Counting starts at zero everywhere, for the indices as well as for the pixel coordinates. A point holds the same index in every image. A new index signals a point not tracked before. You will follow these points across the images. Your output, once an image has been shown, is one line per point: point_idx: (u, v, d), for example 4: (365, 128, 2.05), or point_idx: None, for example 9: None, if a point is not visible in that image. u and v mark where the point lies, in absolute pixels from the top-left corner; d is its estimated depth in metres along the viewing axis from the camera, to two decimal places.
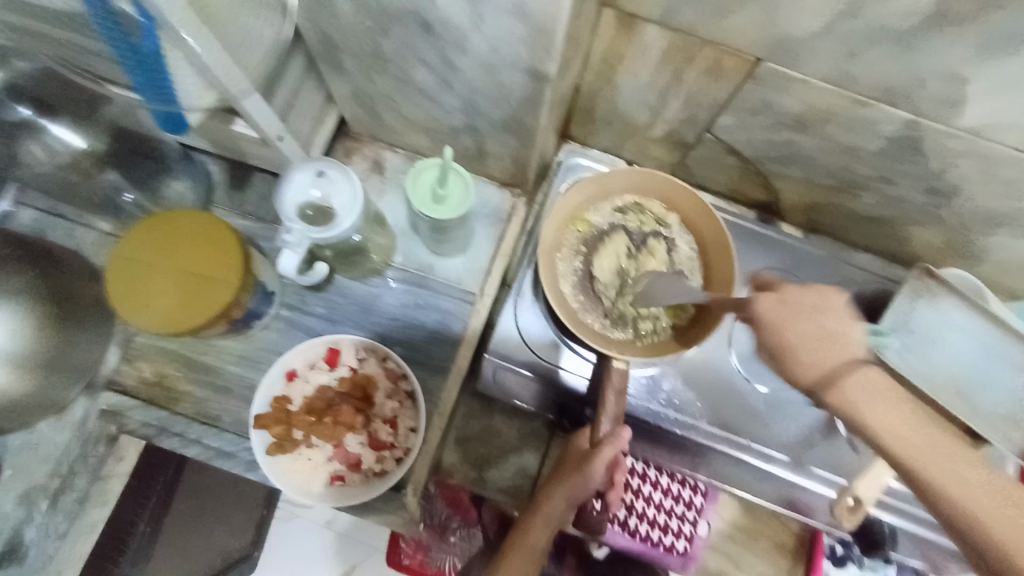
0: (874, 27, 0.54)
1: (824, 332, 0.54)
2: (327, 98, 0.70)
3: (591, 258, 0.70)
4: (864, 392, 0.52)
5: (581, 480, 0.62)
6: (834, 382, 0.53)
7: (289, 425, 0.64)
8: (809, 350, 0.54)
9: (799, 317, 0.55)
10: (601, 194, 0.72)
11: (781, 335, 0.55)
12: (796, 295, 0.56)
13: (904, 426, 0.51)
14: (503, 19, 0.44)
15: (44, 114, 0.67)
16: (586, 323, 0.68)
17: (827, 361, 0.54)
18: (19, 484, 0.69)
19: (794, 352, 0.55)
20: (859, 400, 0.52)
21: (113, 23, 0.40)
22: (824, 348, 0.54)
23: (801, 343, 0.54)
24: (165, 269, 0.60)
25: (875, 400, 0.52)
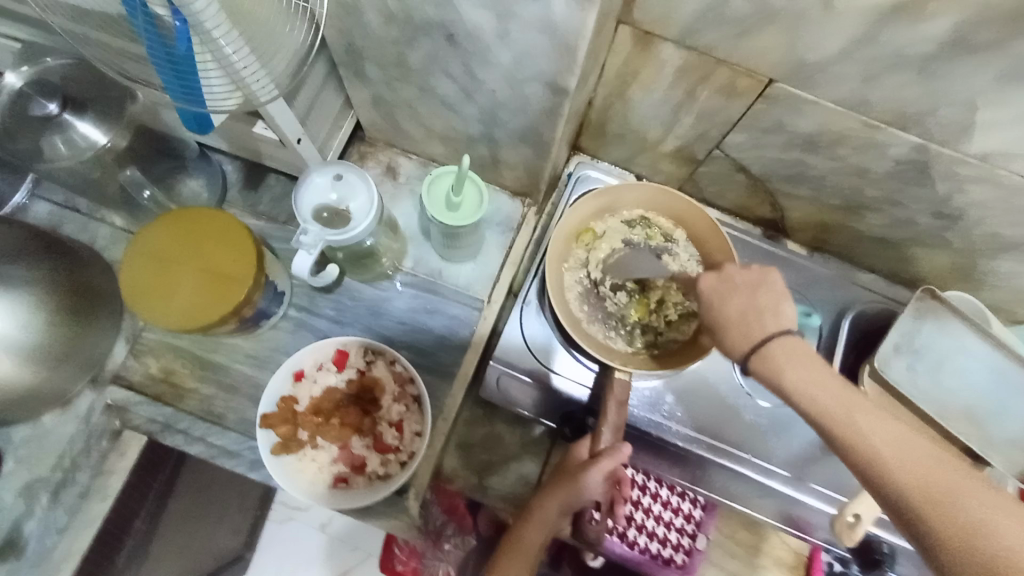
0: (888, 53, 0.56)
1: (759, 306, 0.53)
2: (346, 102, 0.71)
3: (597, 269, 0.71)
4: (794, 364, 0.50)
5: (575, 489, 0.61)
6: (764, 355, 0.51)
7: (296, 424, 0.64)
8: (742, 323, 0.53)
9: (736, 293, 0.54)
10: (608, 206, 0.72)
11: (721, 309, 0.54)
12: (735, 271, 0.56)
13: (838, 400, 0.47)
14: (529, 33, 0.45)
15: (70, 109, 0.65)
16: (590, 334, 0.69)
17: (760, 334, 0.52)
18: (23, 475, 0.70)
19: (731, 325, 0.53)
20: (791, 374, 0.49)
21: (151, 28, 0.41)
22: (758, 321, 0.52)
23: (736, 318, 0.53)
24: (179, 265, 0.60)
25: (807, 376, 0.49)
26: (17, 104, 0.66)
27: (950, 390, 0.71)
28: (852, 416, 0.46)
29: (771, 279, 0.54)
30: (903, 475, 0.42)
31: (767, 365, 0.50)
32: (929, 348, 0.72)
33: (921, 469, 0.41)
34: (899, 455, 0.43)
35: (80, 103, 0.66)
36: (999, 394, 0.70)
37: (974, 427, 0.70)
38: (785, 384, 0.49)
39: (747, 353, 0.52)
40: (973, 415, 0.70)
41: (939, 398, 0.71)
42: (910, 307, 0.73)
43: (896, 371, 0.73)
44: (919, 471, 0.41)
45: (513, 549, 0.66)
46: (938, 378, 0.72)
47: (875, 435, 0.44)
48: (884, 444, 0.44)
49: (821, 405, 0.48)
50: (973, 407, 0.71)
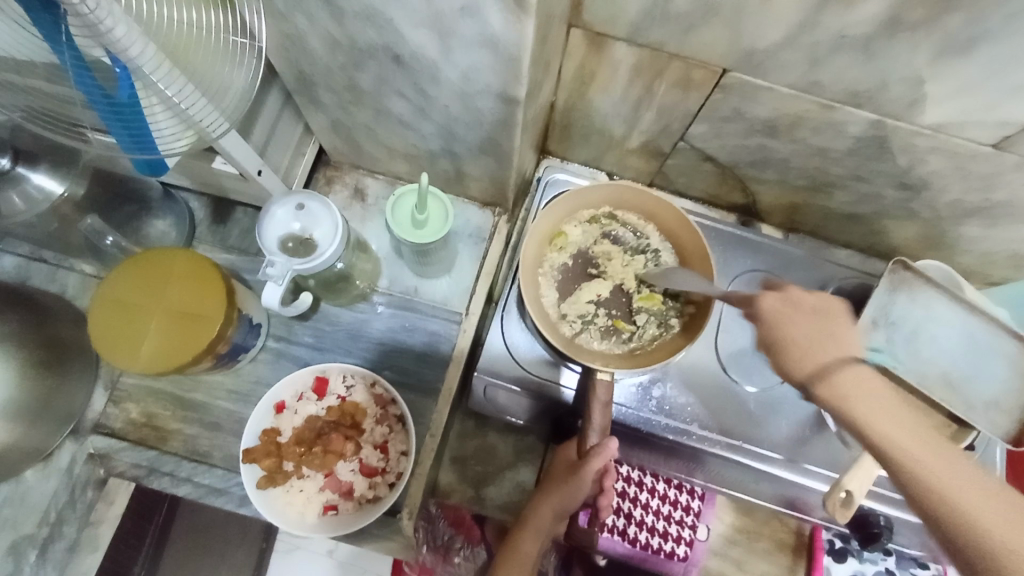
0: (832, 36, 0.56)
1: (829, 333, 0.51)
2: (305, 129, 0.71)
3: (573, 273, 0.72)
4: (867, 394, 0.47)
5: (570, 490, 0.63)
6: (832, 383, 0.48)
7: (279, 457, 0.63)
8: (808, 348, 0.50)
9: (802, 316, 0.52)
10: (577, 208, 0.72)
11: (787, 332, 0.51)
12: (802, 294, 0.53)
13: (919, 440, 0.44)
14: (472, 49, 0.46)
15: (21, 162, 0.67)
16: (570, 337, 0.69)
17: (830, 360, 0.49)
18: (7, 535, 0.68)
19: (792, 348, 0.51)
20: (863, 404, 0.47)
21: (89, 76, 0.40)
22: (827, 346, 0.50)
23: (802, 342, 0.50)
24: (148, 309, 0.60)
25: (881, 407, 0.46)
26: None
27: (928, 360, 0.72)
28: (926, 454, 0.43)
29: (837, 312, 0.52)
30: (968, 508, 0.40)
31: (834, 392, 0.48)
32: (905, 319, 0.73)
33: (981, 496, 0.40)
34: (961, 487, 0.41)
35: (31, 155, 0.68)
36: (983, 360, 0.70)
37: (954, 394, 0.71)
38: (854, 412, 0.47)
39: (813, 377, 0.49)
40: (954, 382, 0.71)
41: (918, 369, 0.72)
42: (884, 280, 0.74)
43: (877, 346, 0.73)
44: (978, 504, 0.40)
45: (508, 562, 0.64)
46: (915, 350, 0.72)
47: (947, 476, 0.41)
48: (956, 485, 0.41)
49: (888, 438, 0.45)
50: (953, 371, 0.72)
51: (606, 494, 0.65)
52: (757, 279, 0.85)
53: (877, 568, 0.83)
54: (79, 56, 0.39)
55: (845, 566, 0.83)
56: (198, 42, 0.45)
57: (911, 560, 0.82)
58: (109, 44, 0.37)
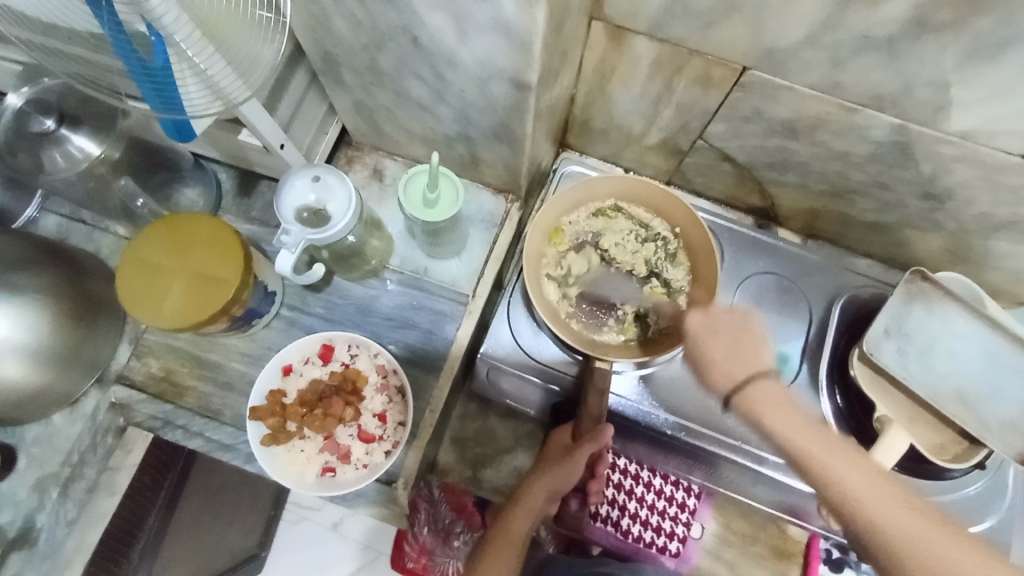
0: (855, 36, 0.56)
1: (737, 348, 0.55)
2: (329, 108, 0.73)
3: (574, 260, 0.73)
4: (773, 408, 0.51)
5: (565, 470, 0.66)
6: (744, 395, 0.53)
7: (284, 417, 0.66)
8: (725, 364, 0.55)
9: (722, 336, 0.56)
10: (583, 199, 0.74)
11: (704, 350, 0.56)
12: (722, 310, 0.57)
13: (818, 446, 0.48)
14: (486, 33, 0.47)
15: (65, 125, 0.71)
16: (568, 323, 0.71)
17: (742, 374, 0.53)
18: (34, 472, 0.73)
19: (714, 365, 0.55)
20: (771, 418, 0.51)
21: (125, 40, 0.42)
22: (736, 362, 0.54)
23: (723, 359, 0.55)
24: (170, 269, 0.64)
25: (787, 419, 0.50)
26: (17, 123, 0.71)
27: (941, 373, 0.70)
28: (827, 457, 0.47)
29: (752, 324, 0.56)
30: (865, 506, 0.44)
31: (748, 407, 0.52)
32: (917, 329, 0.71)
33: (872, 492, 0.44)
34: (867, 495, 0.44)
35: (76, 119, 0.72)
36: (996, 377, 0.69)
37: (968, 411, 0.69)
38: (766, 425, 0.51)
39: (729, 392, 0.54)
40: (967, 399, 0.69)
41: (928, 382, 0.70)
42: (898, 290, 0.72)
43: (887, 355, 0.71)
44: (876, 500, 0.44)
45: (500, 538, 0.65)
46: (927, 361, 0.71)
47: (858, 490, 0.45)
48: (865, 493, 0.45)
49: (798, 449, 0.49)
50: (965, 388, 0.70)
51: (597, 479, 0.72)
52: (768, 282, 0.84)
53: None
54: (117, 22, 0.41)
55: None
56: (228, 16, 0.47)
57: None
58: (147, 13, 0.40)
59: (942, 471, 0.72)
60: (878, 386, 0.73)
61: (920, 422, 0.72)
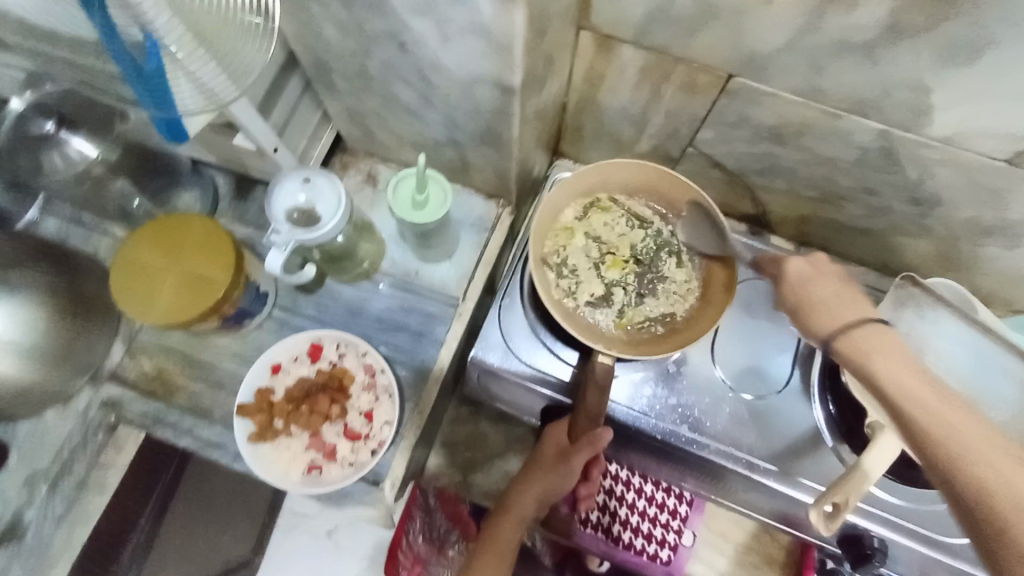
0: (833, 41, 0.57)
1: (854, 295, 0.51)
2: (324, 115, 0.75)
3: (573, 252, 0.71)
4: (882, 353, 0.47)
5: (557, 478, 0.68)
6: (850, 339, 0.48)
7: (271, 414, 0.67)
8: (829, 308, 0.51)
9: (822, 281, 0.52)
10: (584, 188, 0.71)
11: (804, 288, 0.53)
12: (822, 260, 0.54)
13: (928, 392, 0.43)
14: (467, 36, 0.48)
15: (64, 128, 0.77)
16: (572, 312, 0.69)
17: (849, 318, 0.49)
18: (24, 471, 0.74)
19: (812, 308, 0.51)
20: (876, 356, 0.46)
21: (118, 46, 0.44)
22: (846, 306, 0.50)
23: (824, 300, 0.51)
24: (163, 266, 0.65)
25: (899, 365, 0.45)
26: (17, 126, 0.76)
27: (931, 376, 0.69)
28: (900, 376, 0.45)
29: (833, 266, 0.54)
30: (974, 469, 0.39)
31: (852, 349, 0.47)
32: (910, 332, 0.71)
33: (973, 448, 0.41)
34: (959, 442, 0.41)
35: (72, 122, 0.77)
36: (987, 380, 0.68)
37: None
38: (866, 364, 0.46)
39: (833, 331, 0.49)
40: None
41: None
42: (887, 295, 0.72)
43: None
44: (944, 412, 0.42)
45: (490, 541, 0.70)
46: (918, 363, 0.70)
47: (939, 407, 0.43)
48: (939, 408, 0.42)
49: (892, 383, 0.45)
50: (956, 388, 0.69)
51: (588, 483, 0.74)
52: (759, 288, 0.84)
53: None
54: (109, 23, 0.42)
55: None
56: (221, 22, 0.49)
57: None
58: (140, 18, 0.43)
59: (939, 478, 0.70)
60: None
61: None
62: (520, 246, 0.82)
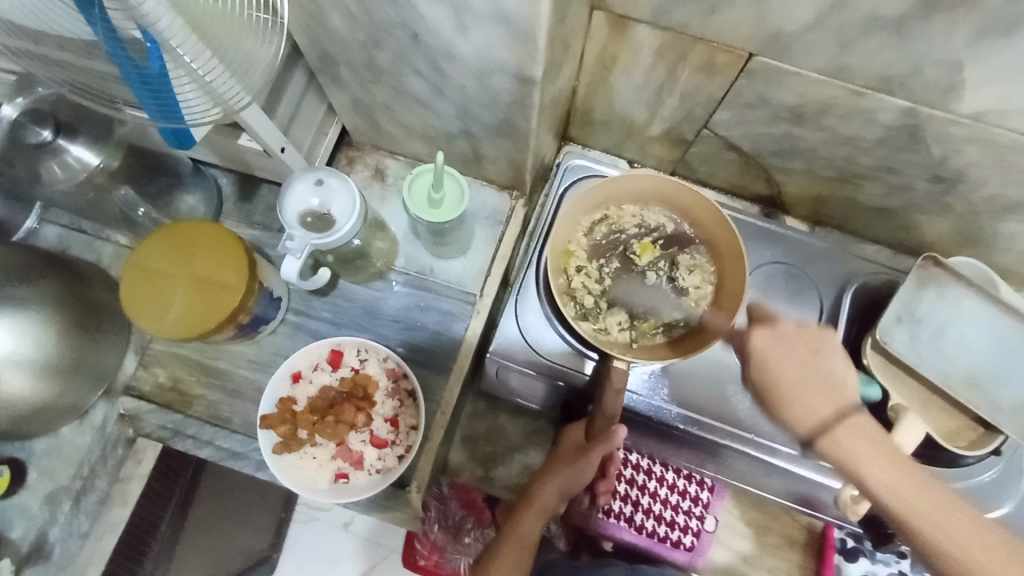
0: (863, 17, 0.54)
1: (817, 377, 0.52)
2: (328, 109, 0.72)
3: (589, 267, 0.72)
4: (866, 450, 0.49)
5: (577, 471, 0.66)
6: (831, 437, 0.50)
7: (294, 424, 0.66)
8: (799, 400, 0.52)
9: (790, 354, 0.54)
10: (598, 203, 0.72)
11: (776, 373, 0.53)
12: (791, 328, 0.55)
13: (908, 490, 0.47)
14: (486, 25, 0.46)
15: (62, 135, 0.70)
16: (594, 324, 0.71)
17: (827, 411, 0.51)
18: (44, 486, 0.73)
19: (792, 394, 0.52)
20: (858, 456, 0.49)
21: (119, 47, 0.42)
22: (818, 395, 0.52)
23: (793, 387, 0.52)
24: (175, 277, 0.63)
25: (886, 465, 0.48)
26: (11, 134, 0.69)
27: (954, 359, 0.70)
28: (916, 504, 0.46)
29: (828, 339, 0.54)
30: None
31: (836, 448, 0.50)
32: (932, 316, 0.70)
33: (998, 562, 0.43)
34: (960, 543, 0.44)
35: (71, 129, 0.70)
36: (1009, 362, 0.68)
37: (980, 396, 0.68)
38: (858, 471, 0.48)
39: (812, 430, 0.51)
40: (981, 384, 0.69)
41: (944, 369, 0.70)
42: (910, 277, 0.70)
43: (899, 342, 0.70)
44: (949, 533, 0.44)
45: (510, 535, 0.65)
46: (942, 348, 0.70)
47: (941, 524, 0.45)
48: (929, 516, 0.45)
49: (892, 493, 0.47)
50: (979, 372, 0.69)
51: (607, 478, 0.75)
52: (778, 273, 0.82)
53: (889, 568, 0.83)
54: (110, 27, 0.40)
55: (857, 565, 0.84)
56: (224, 18, 0.46)
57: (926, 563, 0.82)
58: (140, 17, 0.39)
59: (957, 457, 0.72)
60: (892, 374, 0.73)
61: (932, 410, 0.71)
62: (533, 237, 0.81)
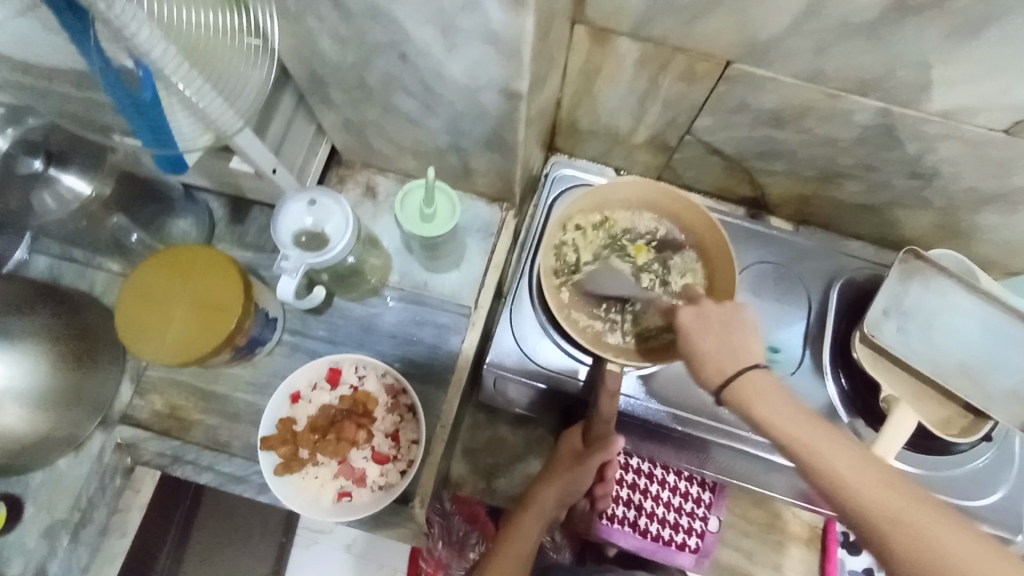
0: (836, 24, 0.56)
1: (732, 341, 0.54)
2: (318, 129, 0.73)
3: (582, 268, 0.72)
4: (765, 399, 0.50)
5: (576, 476, 0.69)
6: (737, 387, 0.51)
7: (295, 444, 0.65)
8: (717, 357, 0.53)
9: (711, 329, 0.55)
10: (591, 207, 0.73)
11: (697, 344, 0.55)
12: (710, 303, 0.56)
13: (817, 441, 0.46)
14: (474, 43, 0.47)
15: (54, 165, 0.71)
16: (587, 326, 0.70)
17: (732, 368, 0.52)
18: (42, 519, 0.72)
19: (705, 360, 0.54)
20: (761, 408, 0.50)
21: (113, 77, 0.42)
22: (728, 359, 0.53)
23: (713, 353, 0.54)
24: (171, 302, 0.63)
25: (791, 415, 0.49)
26: (5, 166, 0.70)
27: (942, 349, 0.71)
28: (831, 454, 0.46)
29: (740, 315, 0.55)
30: (926, 539, 0.40)
31: (738, 399, 0.51)
32: (917, 307, 0.72)
33: (918, 515, 0.41)
34: (868, 485, 0.44)
35: (63, 158, 0.71)
36: (996, 350, 0.70)
37: (971, 383, 0.69)
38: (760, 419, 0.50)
39: (719, 385, 0.53)
40: (971, 373, 0.70)
41: (934, 359, 0.71)
42: (893, 270, 0.73)
43: (888, 333, 0.72)
44: (863, 480, 0.44)
45: (509, 539, 0.67)
46: (930, 339, 0.71)
47: (850, 471, 0.44)
48: (847, 471, 0.44)
49: (796, 441, 0.47)
50: (968, 361, 0.70)
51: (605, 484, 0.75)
52: (767, 272, 0.84)
53: None
54: (105, 59, 0.41)
55: (862, 557, 0.84)
56: (214, 45, 0.48)
57: None
58: (133, 48, 0.40)
59: (951, 445, 0.73)
60: (883, 367, 0.73)
61: (927, 401, 0.72)
62: (526, 248, 0.81)
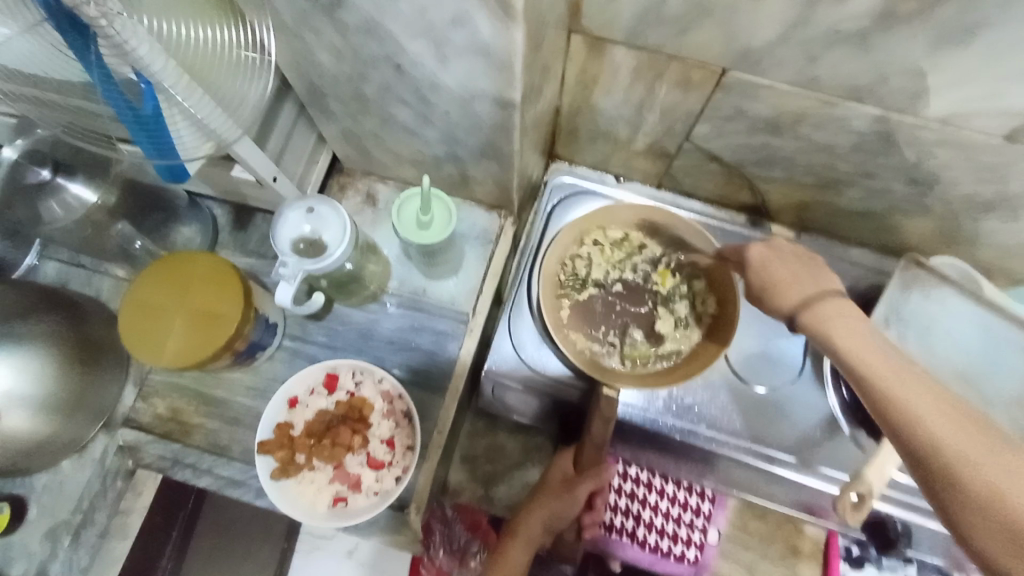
0: (826, 32, 0.57)
1: (807, 273, 0.59)
2: (318, 138, 0.74)
3: (582, 293, 0.74)
4: (853, 333, 0.53)
5: (563, 505, 0.70)
6: (812, 310, 0.56)
7: (292, 449, 0.66)
8: (792, 284, 0.58)
9: (789, 262, 0.60)
10: (593, 229, 0.75)
11: (767, 273, 0.60)
12: (781, 242, 0.62)
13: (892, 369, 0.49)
14: (465, 55, 0.48)
15: (61, 173, 0.74)
16: (585, 349, 0.72)
17: (812, 294, 0.57)
18: (46, 520, 0.74)
19: (779, 286, 0.59)
20: (838, 331, 0.53)
21: (115, 90, 0.43)
22: (809, 285, 0.58)
23: (787, 280, 0.59)
24: (173, 309, 0.64)
25: (865, 344, 0.51)
26: (11, 175, 0.72)
27: (942, 356, 0.70)
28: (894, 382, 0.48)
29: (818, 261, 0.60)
30: (966, 462, 0.42)
31: (816, 321, 0.55)
32: (916, 314, 0.72)
33: (968, 438, 0.43)
34: (921, 405, 0.46)
35: (69, 167, 0.75)
36: (995, 357, 0.69)
37: (971, 388, 0.69)
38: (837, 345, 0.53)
39: (796, 308, 0.57)
40: (971, 378, 0.69)
41: (934, 364, 0.70)
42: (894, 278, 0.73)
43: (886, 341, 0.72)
44: (925, 406, 0.45)
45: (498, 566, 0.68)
46: (930, 346, 0.71)
47: (906, 394, 0.47)
48: (902, 390, 0.47)
49: (868, 370, 0.50)
50: (968, 369, 0.69)
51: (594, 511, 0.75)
52: None
53: None
54: (107, 74, 0.42)
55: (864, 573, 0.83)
56: (213, 60, 0.49)
57: (932, 569, 0.81)
58: (135, 61, 0.42)
59: None
60: None
61: None
62: (525, 255, 0.83)
